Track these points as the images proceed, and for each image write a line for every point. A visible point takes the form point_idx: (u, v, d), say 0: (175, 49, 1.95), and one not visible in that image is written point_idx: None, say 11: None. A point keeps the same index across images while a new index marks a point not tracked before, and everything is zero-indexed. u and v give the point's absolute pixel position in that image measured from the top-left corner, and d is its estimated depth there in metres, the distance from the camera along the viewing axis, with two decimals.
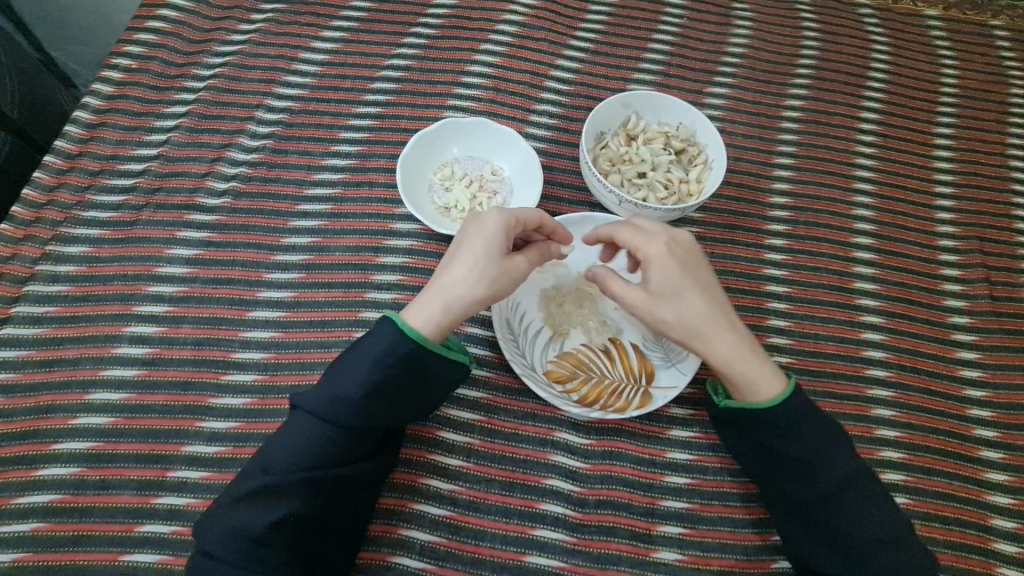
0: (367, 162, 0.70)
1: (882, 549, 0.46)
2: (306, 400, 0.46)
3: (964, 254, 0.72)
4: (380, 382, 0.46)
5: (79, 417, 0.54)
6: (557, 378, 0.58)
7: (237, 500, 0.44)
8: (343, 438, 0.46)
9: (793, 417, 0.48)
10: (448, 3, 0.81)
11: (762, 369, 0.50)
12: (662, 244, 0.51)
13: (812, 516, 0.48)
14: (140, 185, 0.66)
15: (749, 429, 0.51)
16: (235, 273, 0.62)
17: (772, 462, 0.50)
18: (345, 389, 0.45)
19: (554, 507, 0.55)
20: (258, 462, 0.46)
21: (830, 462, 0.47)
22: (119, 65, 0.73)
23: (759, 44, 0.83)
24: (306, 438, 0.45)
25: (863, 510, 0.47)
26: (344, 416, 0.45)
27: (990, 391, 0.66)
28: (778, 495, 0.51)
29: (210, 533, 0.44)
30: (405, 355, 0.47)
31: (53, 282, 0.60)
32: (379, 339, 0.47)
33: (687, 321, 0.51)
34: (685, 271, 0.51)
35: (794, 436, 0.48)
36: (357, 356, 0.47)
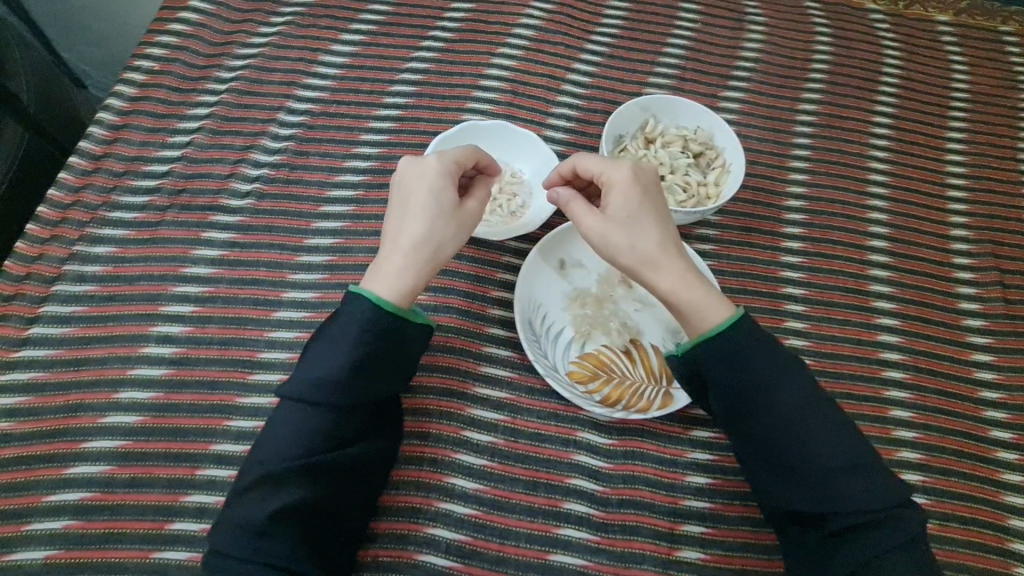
0: (388, 164, 0.70)
1: (850, 471, 0.45)
2: (289, 388, 0.46)
3: (977, 258, 0.73)
4: (361, 358, 0.46)
5: (108, 416, 0.55)
6: (579, 378, 0.59)
7: (238, 495, 0.44)
8: (330, 419, 0.46)
9: (741, 344, 0.47)
10: (465, 6, 0.82)
11: (709, 297, 0.48)
12: (623, 171, 0.53)
13: (777, 453, 0.47)
14: (165, 187, 0.66)
15: (701, 369, 0.49)
16: (260, 274, 0.63)
17: (730, 401, 0.48)
18: (328, 370, 0.45)
19: (578, 507, 0.55)
20: (253, 456, 0.46)
21: (783, 388, 0.46)
22: (141, 68, 0.73)
23: (773, 49, 0.84)
24: (296, 424, 0.45)
25: (824, 435, 0.46)
26: (329, 397, 0.45)
27: (1005, 393, 0.66)
28: (742, 439, 0.49)
29: (218, 531, 0.44)
30: (384, 328, 0.47)
31: (79, 282, 0.60)
32: (357, 318, 0.46)
33: (639, 248, 0.50)
34: (644, 197, 0.52)
35: (745, 365, 0.47)
36: (336, 337, 0.46)
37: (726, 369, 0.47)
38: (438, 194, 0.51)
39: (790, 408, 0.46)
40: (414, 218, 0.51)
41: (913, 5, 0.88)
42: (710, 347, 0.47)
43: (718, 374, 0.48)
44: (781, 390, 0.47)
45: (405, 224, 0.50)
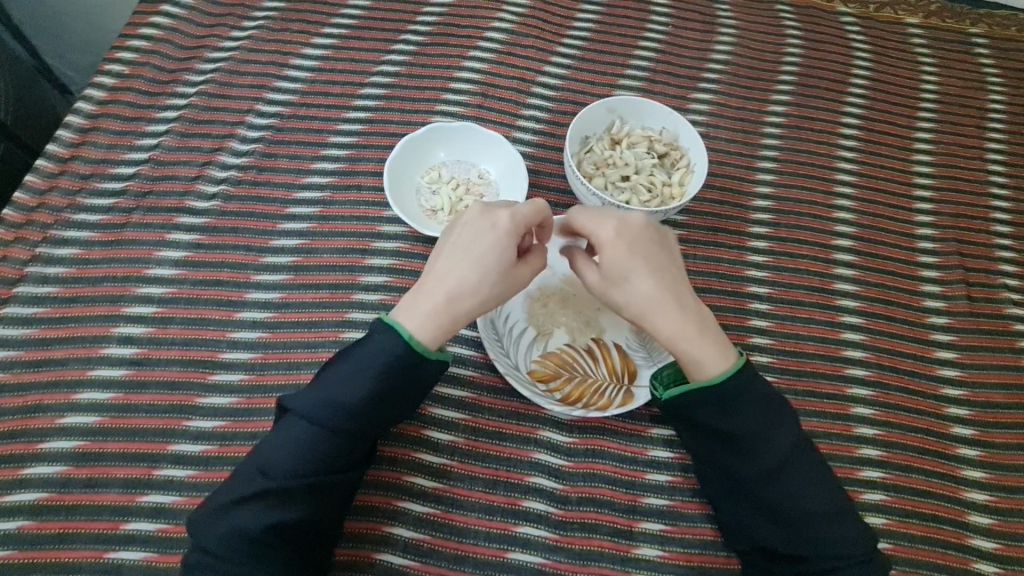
0: (356, 166, 0.71)
1: (822, 522, 0.46)
2: (306, 403, 0.46)
3: (942, 256, 0.74)
4: (383, 390, 0.46)
5: (66, 417, 0.55)
6: (540, 377, 0.59)
7: (235, 500, 0.44)
8: (343, 443, 0.46)
9: (734, 394, 0.47)
10: (437, 10, 0.82)
11: (707, 352, 0.49)
12: (611, 227, 0.51)
13: (757, 496, 0.48)
14: (131, 189, 0.66)
15: (689, 412, 0.49)
16: (224, 275, 0.63)
17: (717, 444, 0.49)
18: (349, 395, 0.46)
19: (538, 505, 0.55)
20: (254, 460, 0.46)
21: (773, 438, 0.47)
22: (111, 71, 0.74)
23: (743, 52, 0.85)
24: (305, 442, 0.45)
25: (807, 485, 0.47)
26: (344, 421, 0.45)
27: (968, 390, 0.67)
28: (724, 476, 0.50)
29: (210, 531, 0.44)
30: (410, 365, 0.47)
31: (42, 284, 0.60)
32: (386, 347, 0.46)
33: (634, 301, 0.50)
34: (632, 252, 0.51)
35: (736, 414, 0.47)
36: (361, 363, 0.46)
37: (716, 415, 0.48)
38: (501, 248, 0.50)
39: (777, 459, 0.46)
40: (463, 262, 0.50)
41: (883, 8, 0.89)
42: (702, 397, 0.48)
43: (706, 418, 0.48)
44: (771, 442, 0.47)
45: (455, 269, 0.50)
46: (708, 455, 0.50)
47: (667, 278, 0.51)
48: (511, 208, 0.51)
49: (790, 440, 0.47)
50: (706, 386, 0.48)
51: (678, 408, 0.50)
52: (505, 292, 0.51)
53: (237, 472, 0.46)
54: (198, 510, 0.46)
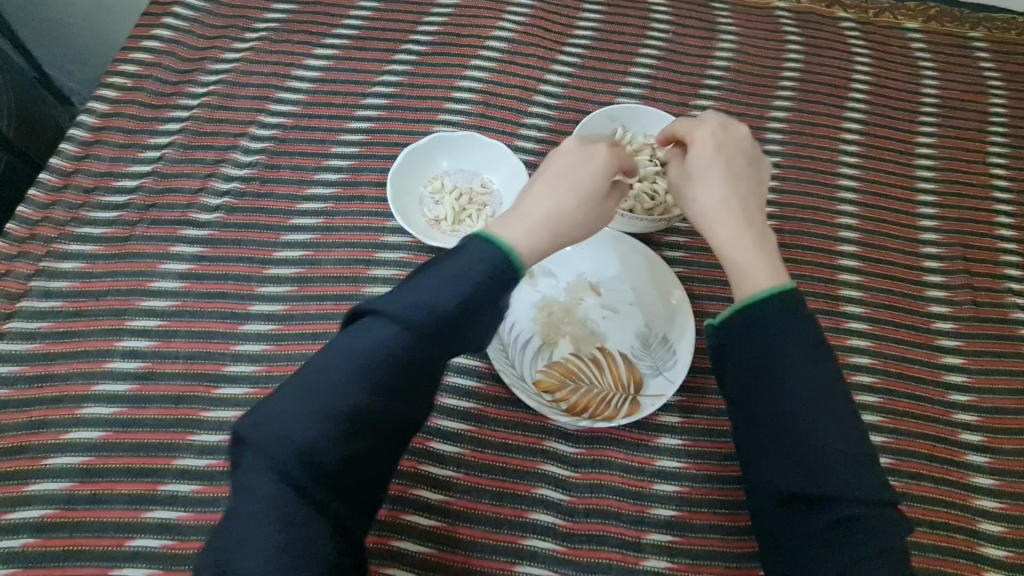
0: (358, 177, 0.71)
1: (849, 462, 0.42)
2: (393, 306, 0.40)
3: (947, 261, 0.74)
4: (478, 303, 0.41)
5: (70, 432, 0.55)
6: (546, 387, 0.59)
7: (299, 406, 0.37)
8: (427, 358, 0.40)
9: (775, 316, 0.45)
10: (439, 20, 0.83)
11: (756, 261, 0.49)
12: (704, 132, 0.56)
13: (786, 430, 0.43)
14: (134, 202, 0.66)
15: (728, 338, 0.47)
16: (227, 288, 0.63)
17: (747, 374, 0.45)
18: (442, 301, 0.40)
19: (544, 517, 0.55)
20: (316, 370, 0.39)
21: (807, 368, 0.44)
22: (114, 84, 0.74)
23: (744, 58, 0.85)
24: (388, 351, 0.39)
25: (836, 419, 0.43)
26: (436, 333, 0.40)
27: (975, 396, 0.66)
28: (749, 417, 0.46)
29: (264, 438, 0.36)
30: (504, 279, 0.43)
31: (45, 298, 0.60)
32: (480, 256, 0.42)
33: (702, 198, 0.54)
34: (717, 154, 0.54)
35: (774, 338, 0.45)
36: (455, 268, 0.41)
37: (754, 338, 0.45)
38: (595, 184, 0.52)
39: (809, 387, 0.43)
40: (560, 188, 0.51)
41: (883, 13, 0.89)
42: (751, 315, 0.46)
43: (742, 343, 0.46)
44: (807, 368, 0.44)
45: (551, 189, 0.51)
46: (739, 389, 0.46)
47: (741, 191, 0.53)
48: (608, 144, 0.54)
49: (824, 373, 0.44)
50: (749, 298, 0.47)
51: (722, 333, 0.47)
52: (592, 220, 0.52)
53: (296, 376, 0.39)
54: (246, 418, 0.37)
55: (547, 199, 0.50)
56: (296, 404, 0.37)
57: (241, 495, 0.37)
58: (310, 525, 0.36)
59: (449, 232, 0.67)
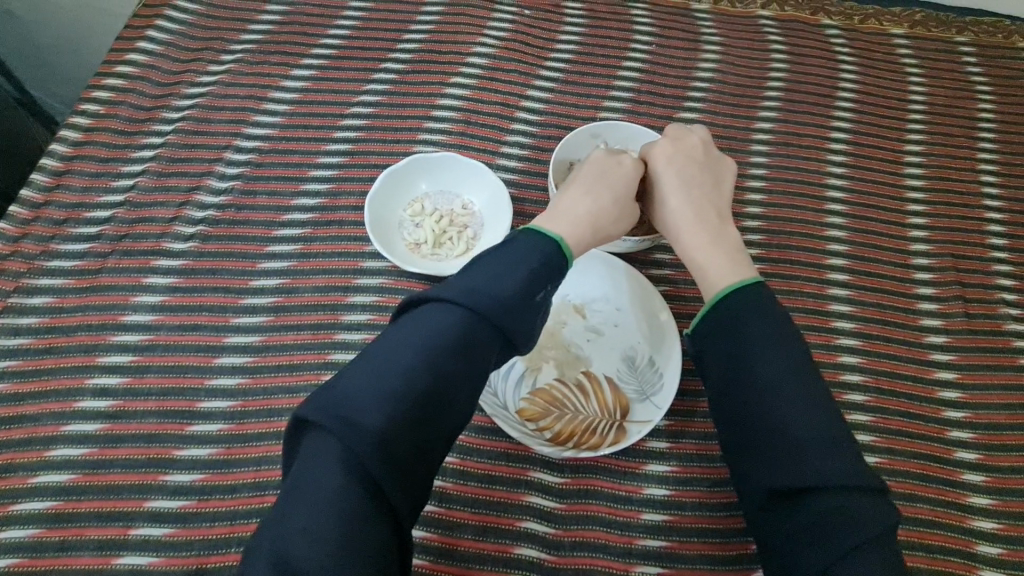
0: (336, 201, 0.69)
1: (825, 447, 0.42)
2: (454, 292, 0.42)
3: (938, 273, 0.73)
4: (532, 288, 0.44)
5: (38, 475, 0.53)
6: (529, 416, 0.57)
7: (366, 384, 0.38)
8: (486, 342, 0.42)
9: (738, 312, 0.48)
10: (418, 37, 0.81)
11: (711, 263, 0.53)
12: (661, 147, 0.60)
13: (761, 424, 0.45)
14: (106, 233, 0.65)
15: (702, 340, 0.50)
16: (202, 319, 0.61)
17: (720, 375, 0.48)
18: (500, 286, 0.43)
19: (529, 551, 0.53)
20: (379, 356, 0.40)
21: (774, 357, 0.46)
22: (87, 111, 0.72)
23: (728, 69, 0.84)
24: (449, 332, 0.41)
25: (807, 405, 0.44)
26: (495, 315, 0.42)
27: (970, 412, 0.65)
28: (726, 418, 0.48)
29: (329, 413, 0.37)
30: (551, 268, 0.47)
31: (14, 336, 0.59)
32: (533, 249, 0.46)
33: (666, 210, 0.58)
34: (674, 167, 0.58)
35: (739, 332, 0.48)
36: (508, 260, 0.45)
37: (723, 336, 0.48)
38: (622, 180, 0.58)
39: (775, 377, 0.45)
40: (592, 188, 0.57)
41: (868, 19, 0.88)
42: (714, 312, 0.50)
43: (712, 343, 0.49)
44: (774, 358, 0.46)
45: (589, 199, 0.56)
46: (717, 391, 0.48)
47: (698, 196, 0.58)
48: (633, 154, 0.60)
49: (790, 363, 0.46)
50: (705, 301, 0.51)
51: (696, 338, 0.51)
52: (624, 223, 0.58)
53: (358, 362, 0.40)
54: (309, 400, 0.38)
55: (584, 202, 0.55)
56: (363, 383, 0.38)
57: (304, 475, 0.37)
58: (368, 503, 0.36)
59: (430, 256, 0.66)
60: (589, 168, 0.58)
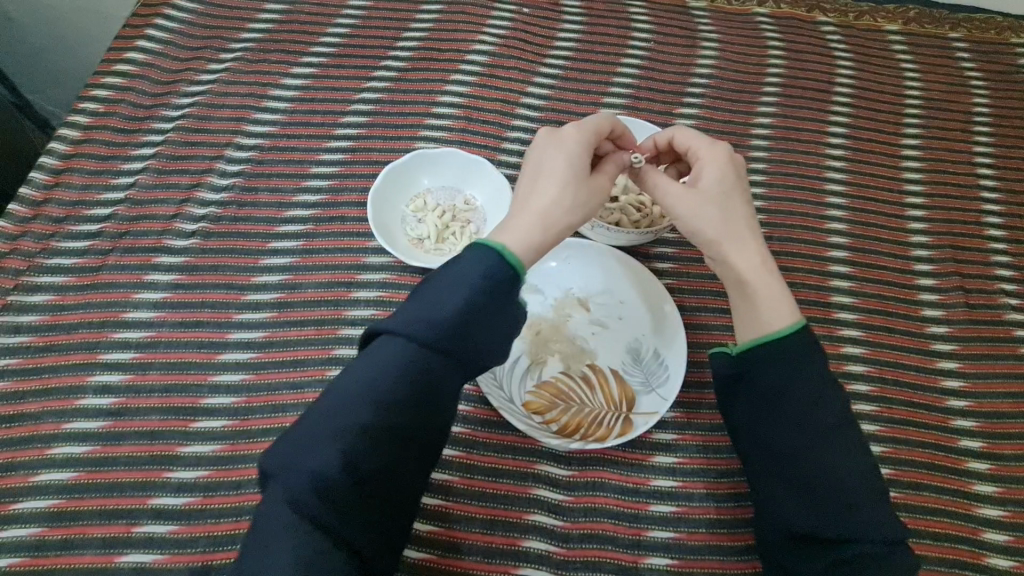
0: (339, 197, 0.69)
1: (863, 501, 0.44)
2: (402, 323, 0.42)
3: (938, 264, 0.73)
4: (480, 308, 0.43)
5: (39, 474, 0.52)
6: (535, 409, 0.57)
7: (319, 428, 0.39)
8: (438, 369, 0.42)
9: (796, 351, 0.47)
10: (418, 35, 0.82)
11: (785, 294, 0.50)
12: (720, 152, 0.54)
13: (801, 470, 0.45)
14: (107, 231, 0.65)
15: (747, 370, 0.48)
16: (204, 316, 0.61)
17: (762, 413, 0.48)
18: (445, 311, 0.42)
19: (538, 544, 0.53)
20: (331, 396, 0.41)
21: (821, 407, 0.46)
22: (86, 110, 0.72)
23: (726, 65, 0.84)
24: (398, 364, 0.41)
25: (848, 457, 0.45)
26: (444, 342, 0.42)
27: (973, 401, 0.65)
28: (760, 446, 0.48)
29: (283, 460, 0.38)
30: (505, 281, 0.44)
31: (14, 333, 0.58)
32: (479, 263, 0.44)
33: (729, 221, 0.52)
34: (737, 181, 0.54)
35: (795, 373, 0.47)
36: (454, 280, 0.43)
37: (777, 373, 0.47)
38: (574, 159, 0.52)
39: (824, 426, 0.46)
40: (543, 181, 0.52)
41: (863, 16, 0.89)
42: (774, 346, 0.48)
43: (761, 374, 0.48)
44: (822, 409, 0.46)
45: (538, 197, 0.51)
46: (754, 427, 0.48)
47: (744, 211, 0.53)
48: (576, 129, 0.53)
49: (837, 411, 0.46)
50: (777, 336, 0.48)
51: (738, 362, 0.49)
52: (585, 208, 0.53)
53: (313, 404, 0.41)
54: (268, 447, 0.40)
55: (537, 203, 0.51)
56: (316, 428, 0.39)
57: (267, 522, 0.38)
58: (327, 542, 0.37)
59: (433, 251, 0.66)
60: (531, 157, 0.54)
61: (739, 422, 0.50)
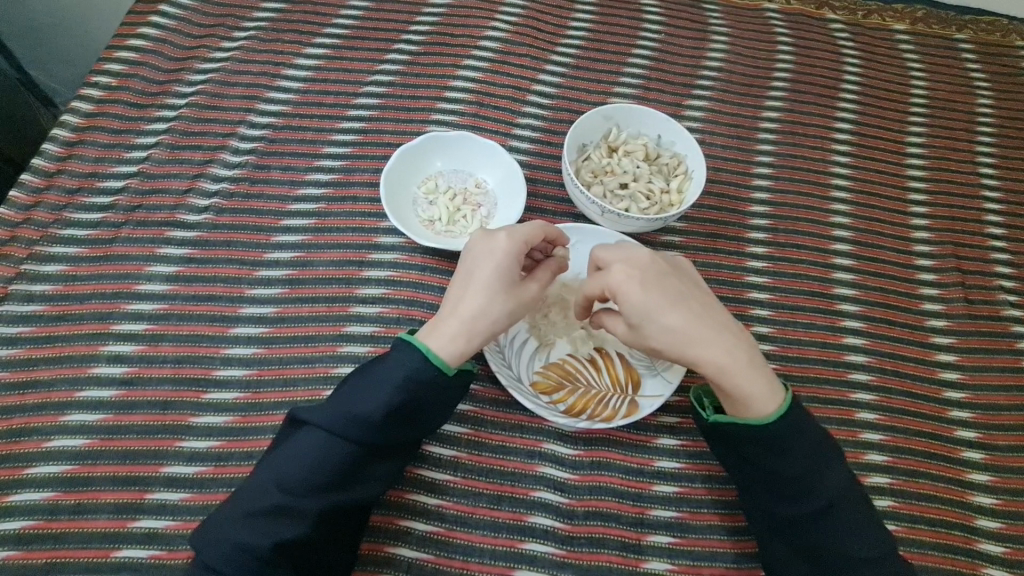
0: (351, 177, 0.70)
1: (858, 566, 0.47)
2: (321, 416, 0.47)
3: (940, 260, 0.74)
4: (399, 405, 0.47)
5: (54, 440, 0.54)
6: (543, 389, 0.58)
7: (245, 515, 0.44)
8: (358, 458, 0.47)
9: (789, 434, 0.49)
10: (432, 19, 0.82)
11: (758, 384, 0.49)
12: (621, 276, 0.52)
13: (795, 533, 0.49)
14: (120, 203, 0.65)
15: (737, 442, 0.51)
16: (217, 289, 0.62)
17: (759, 481, 0.50)
18: (363, 408, 0.47)
19: (543, 520, 0.54)
20: (259, 477, 0.46)
21: (817, 482, 0.48)
22: (99, 83, 0.72)
23: (735, 59, 0.85)
24: (320, 456, 0.46)
25: (849, 528, 0.47)
26: (360, 435, 0.46)
27: (970, 392, 0.67)
28: (759, 508, 0.51)
29: (216, 543, 0.44)
30: (427, 379, 0.48)
31: (28, 302, 0.59)
32: (401, 362, 0.48)
33: (671, 344, 0.51)
34: (653, 293, 0.51)
35: (791, 454, 0.48)
36: (377, 377, 0.48)
37: (770, 454, 0.49)
38: (504, 265, 0.52)
39: (821, 499, 0.48)
40: (471, 284, 0.52)
41: (871, 15, 0.90)
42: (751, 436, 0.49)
43: (754, 449, 0.50)
44: (816, 484, 0.48)
45: (469, 295, 0.51)
46: (750, 490, 0.52)
47: (701, 312, 0.52)
48: (511, 230, 0.53)
49: (839, 481, 0.48)
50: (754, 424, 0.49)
51: (726, 435, 0.52)
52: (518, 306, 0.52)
53: (246, 485, 0.47)
54: (202, 524, 0.46)
55: (469, 301, 0.51)
56: (239, 503, 0.45)
57: None
58: None
59: (444, 233, 0.66)
60: (466, 250, 0.55)
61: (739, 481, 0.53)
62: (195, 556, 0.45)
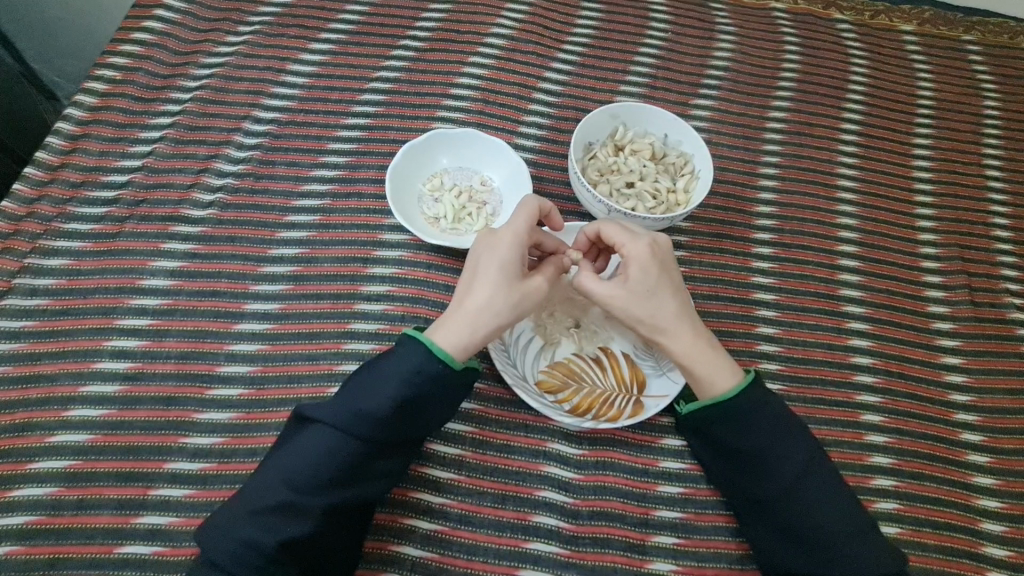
0: (356, 173, 0.69)
1: (837, 539, 0.47)
2: (328, 413, 0.47)
3: (945, 262, 0.74)
4: (405, 401, 0.47)
5: (57, 435, 0.53)
6: (548, 388, 0.58)
7: (252, 511, 0.44)
8: (364, 455, 0.46)
9: (749, 411, 0.50)
10: (438, 15, 0.81)
11: (719, 366, 0.52)
12: (643, 245, 0.54)
13: (770, 512, 0.50)
14: (124, 198, 0.65)
15: (705, 426, 0.53)
16: (221, 285, 0.61)
17: (731, 462, 0.52)
18: (370, 404, 0.46)
19: (548, 520, 0.54)
20: (266, 474, 0.46)
21: (783, 456, 0.49)
22: (103, 77, 0.71)
23: (742, 58, 0.85)
24: (327, 452, 0.46)
25: (819, 500, 0.48)
26: (367, 431, 0.46)
27: (975, 396, 0.67)
28: (735, 492, 0.53)
29: (222, 541, 0.44)
30: (433, 374, 0.48)
31: (30, 295, 0.59)
32: (408, 358, 0.48)
33: (655, 318, 0.53)
34: (662, 272, 0.53)
35: (750, 430, 0.50)
36: (383, 373, 0.48)
37: (730, 432, 0.51)
38: (509, 260, 0.52)
39: (789, 473, 0.49)
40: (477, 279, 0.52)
41: (878, 16, 0.89)
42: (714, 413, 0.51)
43: (720, 432, 0.52)
44: (780, 460, 0.49)
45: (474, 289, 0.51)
46: (724, 474, 0.53)
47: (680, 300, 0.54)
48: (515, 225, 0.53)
49: (804, 457, 0.49)
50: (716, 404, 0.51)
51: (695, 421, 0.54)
52: (524, 300, 0.52)
53: (252, 482, 0.46)
54: (207, 521, 0.46)
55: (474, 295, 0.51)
56: (247, 501, 0.45)
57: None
58: None
59: (449, 231, 0.66)
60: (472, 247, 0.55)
61: (714, 467, 0.54)
62: (201, 554, 0.45)
